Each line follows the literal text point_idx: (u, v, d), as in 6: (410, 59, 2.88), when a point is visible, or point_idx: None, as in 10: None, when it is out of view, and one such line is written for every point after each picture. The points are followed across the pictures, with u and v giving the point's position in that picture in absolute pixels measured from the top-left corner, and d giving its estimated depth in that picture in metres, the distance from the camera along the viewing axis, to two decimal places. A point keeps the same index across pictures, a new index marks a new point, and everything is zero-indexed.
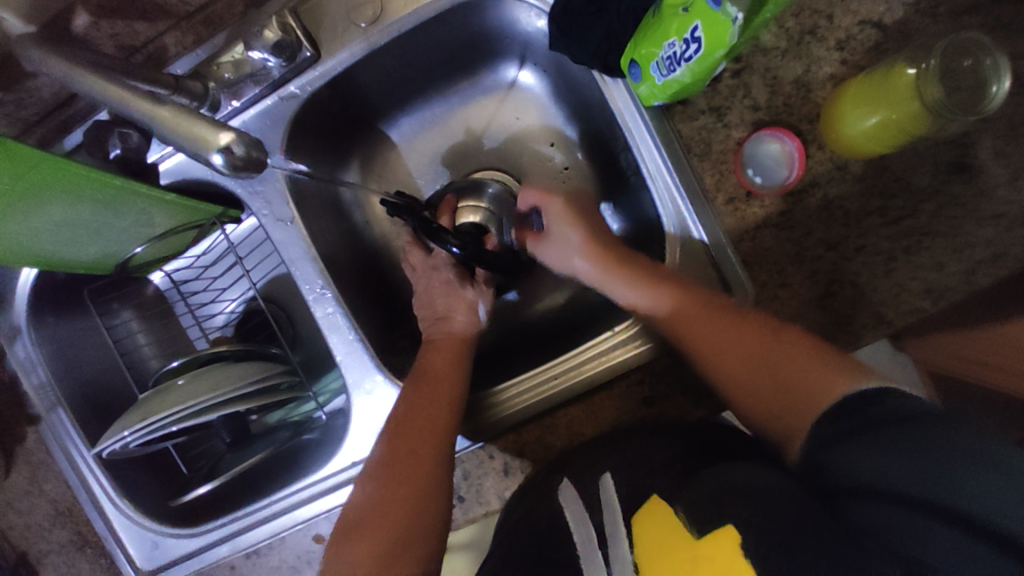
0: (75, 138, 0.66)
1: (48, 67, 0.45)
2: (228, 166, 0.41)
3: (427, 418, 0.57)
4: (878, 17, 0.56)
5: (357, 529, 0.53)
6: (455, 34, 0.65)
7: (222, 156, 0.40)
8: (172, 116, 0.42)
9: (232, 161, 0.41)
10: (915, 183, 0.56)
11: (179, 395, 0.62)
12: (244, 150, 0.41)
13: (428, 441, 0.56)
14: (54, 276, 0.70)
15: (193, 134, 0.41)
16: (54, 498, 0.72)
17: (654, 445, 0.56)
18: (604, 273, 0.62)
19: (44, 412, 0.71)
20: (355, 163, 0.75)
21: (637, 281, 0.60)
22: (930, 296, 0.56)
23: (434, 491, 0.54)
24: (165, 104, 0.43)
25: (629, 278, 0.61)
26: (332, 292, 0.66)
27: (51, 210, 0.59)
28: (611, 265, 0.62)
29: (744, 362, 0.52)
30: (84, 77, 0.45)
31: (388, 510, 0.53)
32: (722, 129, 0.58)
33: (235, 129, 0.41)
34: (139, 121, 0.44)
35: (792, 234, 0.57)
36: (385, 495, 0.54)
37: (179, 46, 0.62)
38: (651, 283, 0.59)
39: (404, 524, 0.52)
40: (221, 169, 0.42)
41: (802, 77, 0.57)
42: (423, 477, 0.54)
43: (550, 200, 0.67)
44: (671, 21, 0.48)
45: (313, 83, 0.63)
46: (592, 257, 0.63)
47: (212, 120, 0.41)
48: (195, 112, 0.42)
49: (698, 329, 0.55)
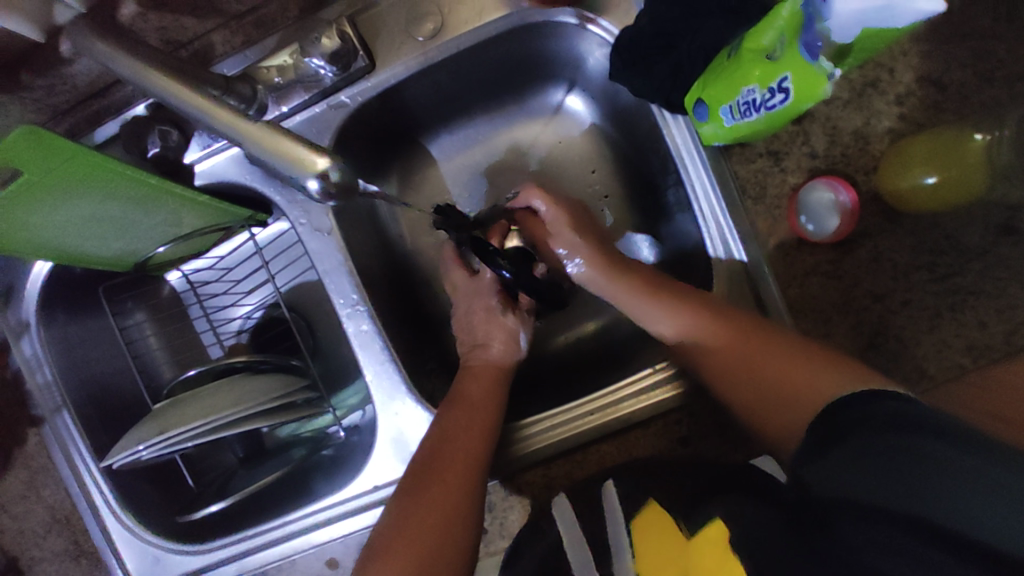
0: (108, 131, 0.62)
1: (124, 67, 0.44)
2: (320, 190, 0.44)
3: (461, 448, 0.54)
4: (938, 76, 0.56)
5: (380, 556, 0.48)
6: (512, 54, 0.64)
7: (320, 180, 0.43)
8: (268, 134, 0.44)
9: (324, 186, 0.44)
10: (965, 241, 0.55)
11: (200, 409, 0.60)
12: (340, 176, 0.43)
13: (459, 471, 0.53)
14: (69, 271, 0.66)
15: (292, 155, 0.43)
16: (52, 504, 0.68)
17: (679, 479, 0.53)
18: (609, 285, 0.63)
19: (47, 413, 0.67)
20: (394, 176, 0.73)
21: (640, 297, 0.61)
22: (970, 353, 0.55)
23: (465, 523, 0.51)
24: (260, 121, 0.45)
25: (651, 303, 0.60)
26: (367, 309, 0.64)
27: (80, 202, 0.57)
28: (616, 274, 0.63)
29: (743, 378, 0.53)
30: (158, 80, 0.44)
31: (412, 536, 0.49)
32: (779, 174, 0.58)
33: (330, 155, 0.44)
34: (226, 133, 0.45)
35: (839, 283, 0.57)
36: (409, 517, 0.50)
37: (229, 46, 0.60)
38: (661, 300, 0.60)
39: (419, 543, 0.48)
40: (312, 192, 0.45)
41: (861, 129, 0.57)
42: (452, 505, 0.51)
43: (556, 211, 0.66)
44: (752, 66, 0.46)
45: (364, 93, 0.62)
46: (600, 271, 0.63)
47: (311, 143, 0.44)
48: (291, 132, 0.45)
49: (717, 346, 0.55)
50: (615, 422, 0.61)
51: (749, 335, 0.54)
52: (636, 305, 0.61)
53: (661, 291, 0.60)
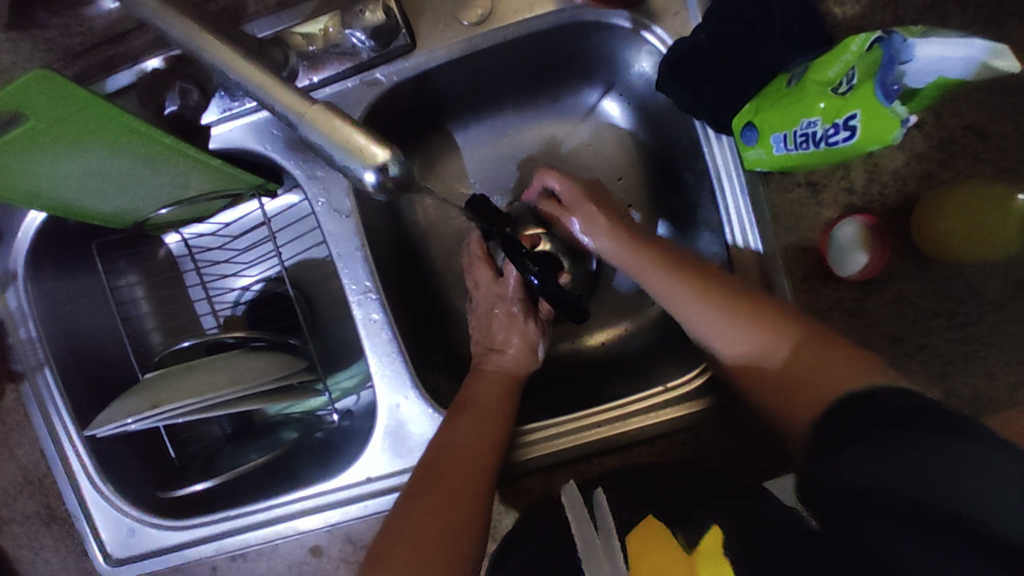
0: (121, 80, 0.58)
1: (177, 31, 0.40)
2: (377, 185, 0.39)
3: (471, 455, 0.54)
4: (982, 126, 0.54)
5: (387, 560, 0.47)
6: (556, 49, 0.62)
7: (377, 175, 0.38)
8: (321, 115, 0.39)
9: (383, 181, 0.39)
10: (985, 293, 0.55)
11: (196, 385, 0.57)
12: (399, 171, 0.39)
13: (468, 478, 0.52)
14: (64, 223, 0.62)
15: (346, 142, 0.38)
16: (25, 465, 0.65)
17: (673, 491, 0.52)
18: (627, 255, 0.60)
19: (27, 370, 0.63)
20: (417, 159, 0.70)
21: (650, 265, 0.59)
22: (974, 404, 0.56)
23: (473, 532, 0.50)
24: (313, 101, 0.40)
25: (717, 318, 0.54)
26: (379, 296, 0.62)
27: (85, 153, 0.53)
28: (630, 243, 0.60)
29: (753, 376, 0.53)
30: (207, 43, 0.40)
31: (419, 542, 0.48)
32: (814, 206, 0.56)
33: (393, 148, 0.39)
34: (277, 110, 0.40)
35: (860, 321, 0.56)
36: (415, 520, 0.49)
37: (262, 5, 0.56)
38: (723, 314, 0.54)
39: (424, 549, 0.47)
40: (369, 186, 0.39)
41: (900, 169, 0.55)
42: (461, 514, 0.50)
43: (570, 186, 0.64)
44: (818, 98, 0.46)
45: (400, 73, 0.59)
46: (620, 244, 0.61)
47: (370, 130, 0.39)
48: (347, 114, 0.39)
49: (720, 317, 0.54)
50: (620, 436, 0.60)
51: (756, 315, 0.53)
52: (645, 271, 0.59)
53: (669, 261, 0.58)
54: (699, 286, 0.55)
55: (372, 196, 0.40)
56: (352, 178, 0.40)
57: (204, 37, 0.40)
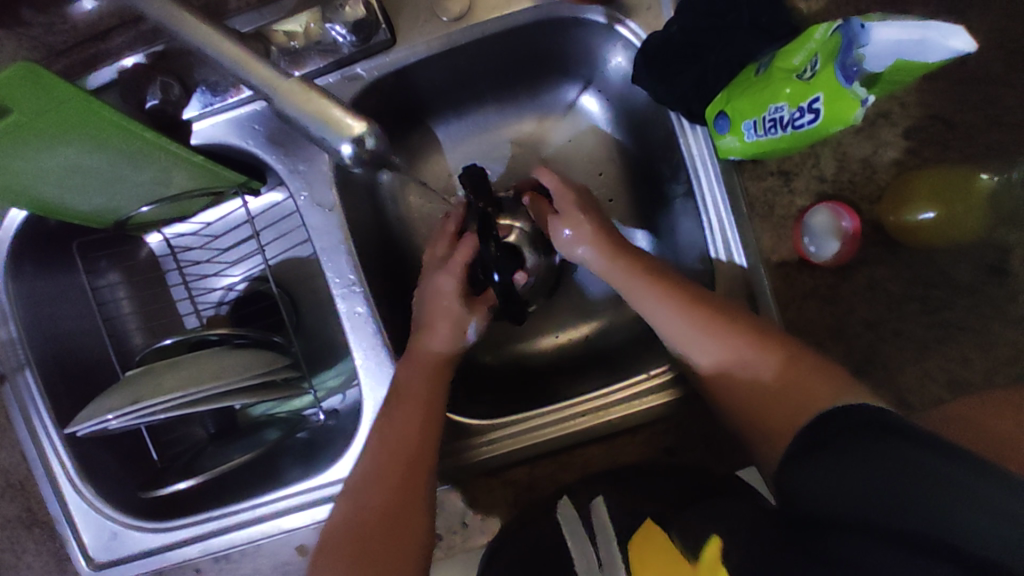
0: (104, 76, 0.58)
1: (148, 5, 0.40)
2: (353, 157, 0.40)
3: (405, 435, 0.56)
4: (947, 114, 0.56)
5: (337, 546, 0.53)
6: (537, 46, 0.63)
7: (354, 146, 0.39)
8: (299, 90, 0.40)
9: (359, 153, 0.40)
10: (956, 277, 0.56)
11: (176, 380, 0.56)
12: (375, 143, 0.40)
13: (404, 460, 0.55)
14: (45, 223, 0.62)
15: (324, 116, 0.40)
16: (5, 469, 0.64)
17: (657, 481, 0.54)
18: (609, 263, 0.60)
19: (6, 372, 0.62)
20: (399, 158, 0.71)
21: (640, 279, 0.58)
22: (950, 387, 0.56)
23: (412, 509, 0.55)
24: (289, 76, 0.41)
25: (690, 327, 0.54)
26: (363, 290, 0.62)
27: (66, 149, 0.53)
28: (617, 253, 0.60)
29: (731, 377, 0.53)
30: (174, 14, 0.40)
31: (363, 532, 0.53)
32: (788, 194, 0.58)
33: (368, 121, 0.41)
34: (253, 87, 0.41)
35: (833, 306, 0.57)
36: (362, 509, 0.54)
37: (243, 3, 0.57)
38: (675, 292, 0.56)
39: (364, 550, 0.52)
40: (346, 159, 0.40)
41: (869, 157, 0.57)
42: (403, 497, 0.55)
43: (564, 192, 0.64)
44: (784, 84, 0.48)
45: (381, 68, 0.60)
46: (599, 249, 0.60)
47: (346, 105, 0.40)
48: (323, 91, 0.41)
49: (690, 316, 0.54)
50: (604, 425, 0.60)
51: (725, 326, 0.54)
52: (627, 284, 0.59)
53: (643, 265, 0.59)
54: (679, 299, 0.55)
55: (350, 169, 0.41)
56: (329, 151, 0.41)
57: (173, 9, 0.40)
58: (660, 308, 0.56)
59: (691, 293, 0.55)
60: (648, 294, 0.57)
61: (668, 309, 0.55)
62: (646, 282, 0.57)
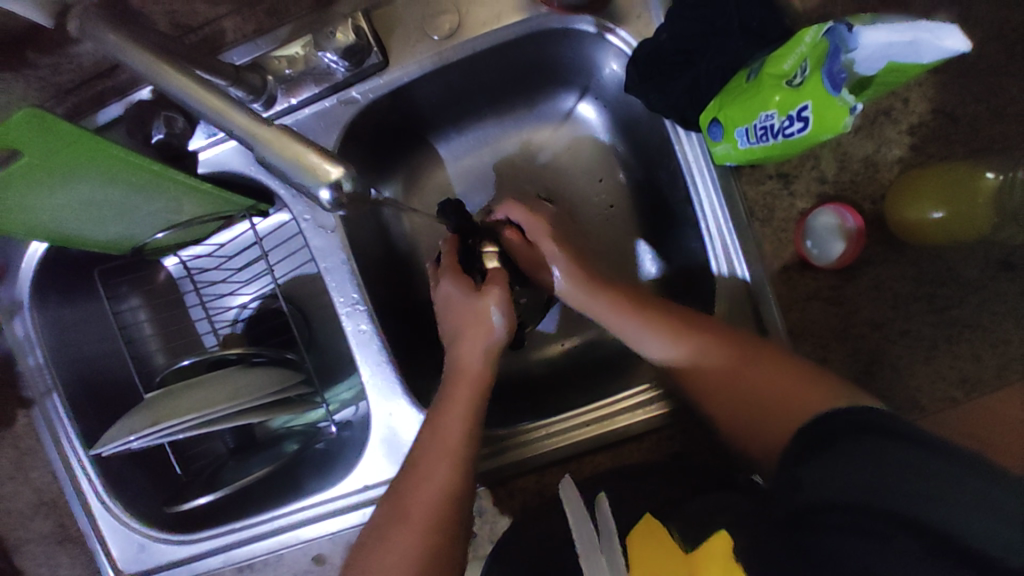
0: (111, 112, 0.61)
1: (138, 61, 0.42)
2: (332, 202, 0.40)
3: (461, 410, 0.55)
4: (951, 108, 0.54)
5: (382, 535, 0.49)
6: (530, 59, 0.64)
7: (331, 191, 0.39)
8: (277, 136, 0.40)
9: (338, 197, 0.40)
10: (964, 275, 0.54)
11: (191, 402, 0.59)
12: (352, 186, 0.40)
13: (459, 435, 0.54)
14: (64, 253, 0.65)
15: (300, 161, 0.40)
16: (39, 487, 0.67)
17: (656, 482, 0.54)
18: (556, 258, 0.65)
19: (36, 396, 0.66)
20: (400, 174, 0.72)
21: (591, 282, 0.62)
22: (965, 387, 0.53)
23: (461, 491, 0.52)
24: (268, 124, 0.41)
25: (657, 334, 0.57)
26: (367, 307, 0.64)
27: (78, 185, 0.55)
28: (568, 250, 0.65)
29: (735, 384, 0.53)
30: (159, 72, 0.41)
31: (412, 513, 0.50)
32: (787, 197, 0.56)
33: (346, 164, 0.40)
34: (235, 134, 0.41)
35: (839, 308, 0.55)
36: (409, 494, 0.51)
37: (239, 34, 0.58)
38: (632, 299, 0.60)
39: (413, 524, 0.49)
40: (324, 203, 0.41)
41: (871, 156, 0.56)
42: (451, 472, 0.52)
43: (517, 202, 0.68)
44: (773, 92, 0.47)
45: (375, 91, 0.61)
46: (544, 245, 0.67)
47: (321, 149, 0.40)
48: (299, 134, 0.41)
49: (656, 324, 0.57)
50: (608, 434, 0.61)
51: (692, 332, 0.56)
52: (581, 290, 0.63)
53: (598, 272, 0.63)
54: (636, 306, 0.59)
55: (330, 213, 0.41)
56: (309, 196, 0.41)
57: (154, 59, 0.42)
58: (626, 315, 0.59)
59: (657, 310, 0.58)
60: (603, 298, 0.61)
61: (631, 313, 0.59)
62: (602, 284, 0.61)
